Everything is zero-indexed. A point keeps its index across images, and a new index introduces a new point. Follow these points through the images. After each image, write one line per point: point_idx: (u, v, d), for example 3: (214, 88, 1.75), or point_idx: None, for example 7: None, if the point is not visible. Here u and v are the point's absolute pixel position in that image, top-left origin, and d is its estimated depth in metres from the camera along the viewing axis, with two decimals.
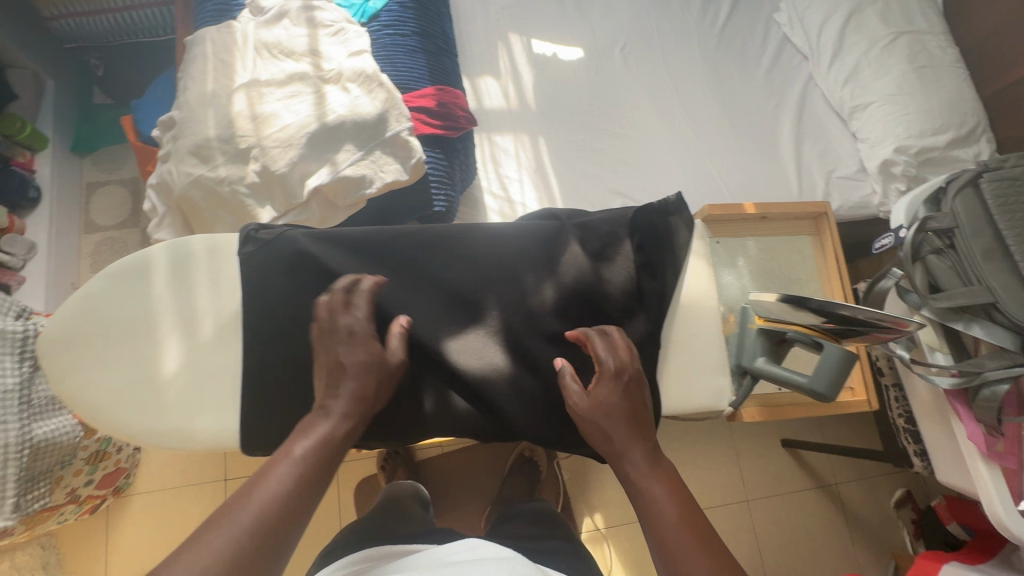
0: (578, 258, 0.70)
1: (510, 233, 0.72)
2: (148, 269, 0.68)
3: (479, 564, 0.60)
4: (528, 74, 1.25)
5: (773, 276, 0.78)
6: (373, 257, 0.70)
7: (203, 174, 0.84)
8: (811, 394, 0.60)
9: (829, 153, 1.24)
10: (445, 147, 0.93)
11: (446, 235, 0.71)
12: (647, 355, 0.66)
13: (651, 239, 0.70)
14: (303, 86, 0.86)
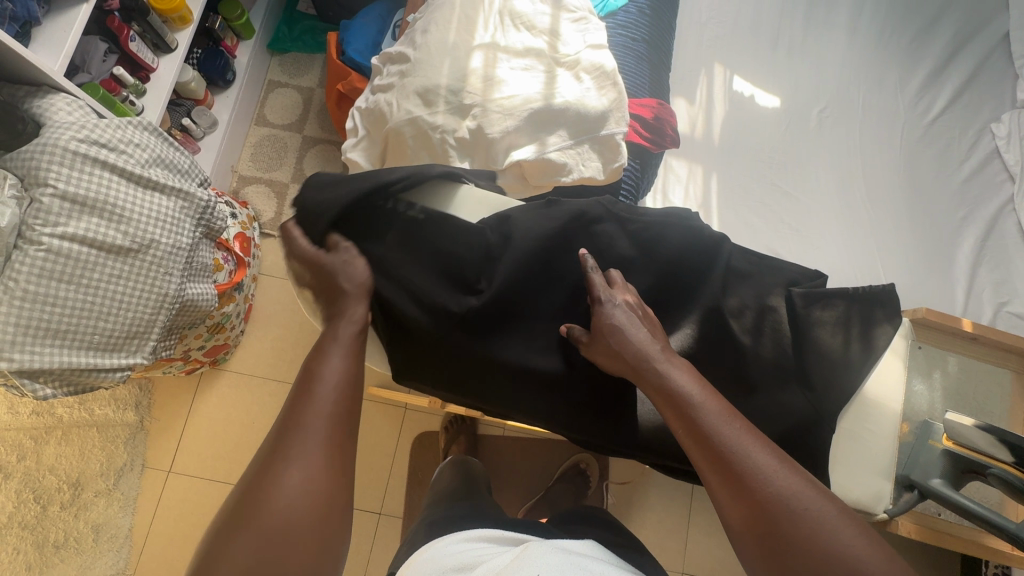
0: (769, 318, 0.70)
1: (723, 254, 0.71)
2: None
3: (598, 563, 0.58)
4: (720, 108, 1.23)
5: (964, 398, 0.76)
6: (585, 237, 0.73)
7: (422, 116, 0.88)
8: (1008, 537, 0.60)
9: (1007, 282, 1.17)
10: (643, 159, 0.94)
11: (657, 231, 0.72)
12: (808, 433, 0.67)
13: (847, 319, 0.70)
14: (537, 63, 0.89)
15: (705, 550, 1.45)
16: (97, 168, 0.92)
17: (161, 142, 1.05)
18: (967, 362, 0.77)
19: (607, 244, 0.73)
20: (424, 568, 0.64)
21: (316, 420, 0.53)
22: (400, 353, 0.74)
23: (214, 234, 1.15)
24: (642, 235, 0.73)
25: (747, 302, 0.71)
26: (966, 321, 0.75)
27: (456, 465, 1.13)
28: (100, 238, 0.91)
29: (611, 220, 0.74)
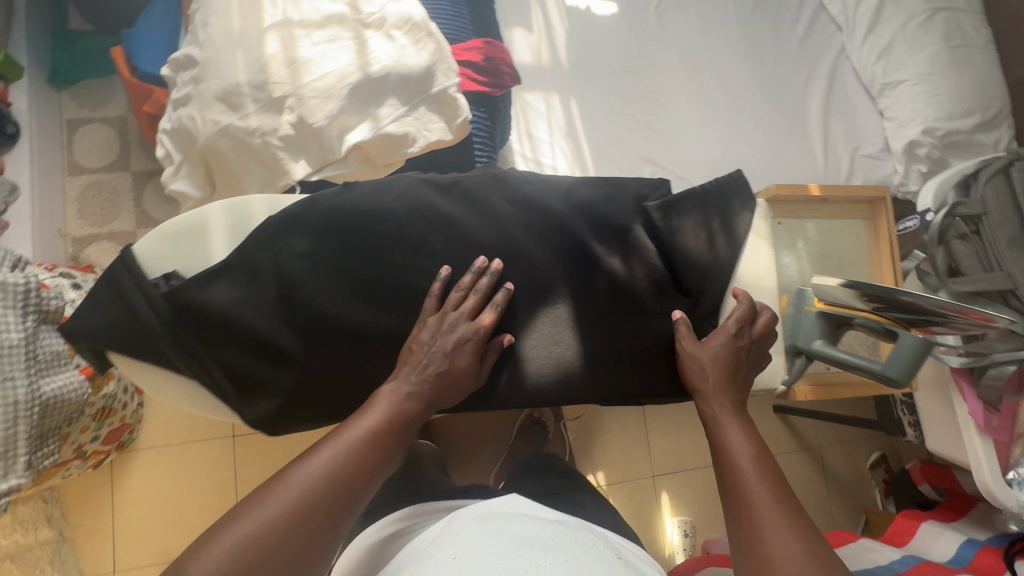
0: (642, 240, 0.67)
1: (581, 189, 0.67)
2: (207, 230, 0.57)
3: (526, 522, 0.56)
4: (561, 27, 1.18)
5: (830, 259, 0.80)
6: (420, 214, 0.61)
7: (232, 123, 0.78)
8: (884, 380, 0.63)
9: (854, 129, 1.24)
10: (489, 106, 0.88)
11: (511, 181, 0.65)
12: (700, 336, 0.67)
13: (711, 211, 0.69)
14: (341, 30, 0.79)
15: (665, 448, 1.55)
16: None
17: None
18: (823, 224, 0.81)
19: (453, 214, 0.62)
20: (374, 549, 0.64)
21: (299, 493, 0.45)
22: (265, 409, 0.55)
23: (54, 316, 0.99)
24: (475, 197, 0.64)
25: (610, 226, 0.67)
26: (812, 187, 0.79)
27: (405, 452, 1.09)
28: None
29: (436, 187, 0.63)
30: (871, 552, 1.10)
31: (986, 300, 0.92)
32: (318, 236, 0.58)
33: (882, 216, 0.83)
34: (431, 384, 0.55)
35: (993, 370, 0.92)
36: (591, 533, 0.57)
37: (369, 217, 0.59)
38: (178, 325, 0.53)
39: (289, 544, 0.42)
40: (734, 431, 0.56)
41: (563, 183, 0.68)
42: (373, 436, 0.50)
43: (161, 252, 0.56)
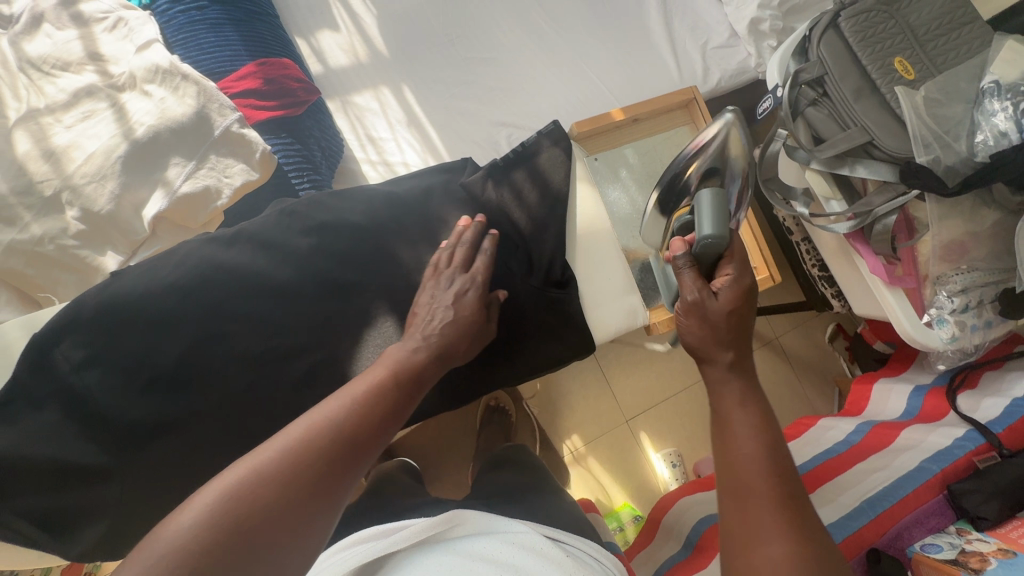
0: (461, 230, 0.65)
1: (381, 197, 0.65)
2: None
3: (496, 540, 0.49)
4: (368, 15, 1.11)
5: None
6: (205, 278, 0.57)
7: (12, 238, 0.70)
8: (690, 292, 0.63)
9: (699, 25, 1.20)
10: (292, 128, 0.82)
11: (303, 207, 0.62)
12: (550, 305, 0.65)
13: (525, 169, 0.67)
14: (96, 103, 0.73)
15: (631, 390, 1.53)
16: None
17: None
18: (642, 145, 0.77)
19: (243, 263, 0.58)
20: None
21: (319, 427, 0.41)
22: (95, 533, 0.53)
23: None
24: (265, 239, 0.60)
25: (421, 225, 0.65)
26: (615, 110, 0.74)
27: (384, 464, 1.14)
28: None
29: (221, 243, 0.59)
30: (830, 431, 1.09)
31: (853, 157, 0.90)
32: (96, 338, 0.54)
33: (699, 117, 0.78)
34: (437, 337, 0.52)
35: (880, 225, 0.90)
36: (539, 535, 0.49)
37: (151, 301, 0.55)
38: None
39: (289, 503, 0.36)
40: (734, 406, 0.49)
41: (363, 195, 0.65)
42: (387, 384, 0.46)
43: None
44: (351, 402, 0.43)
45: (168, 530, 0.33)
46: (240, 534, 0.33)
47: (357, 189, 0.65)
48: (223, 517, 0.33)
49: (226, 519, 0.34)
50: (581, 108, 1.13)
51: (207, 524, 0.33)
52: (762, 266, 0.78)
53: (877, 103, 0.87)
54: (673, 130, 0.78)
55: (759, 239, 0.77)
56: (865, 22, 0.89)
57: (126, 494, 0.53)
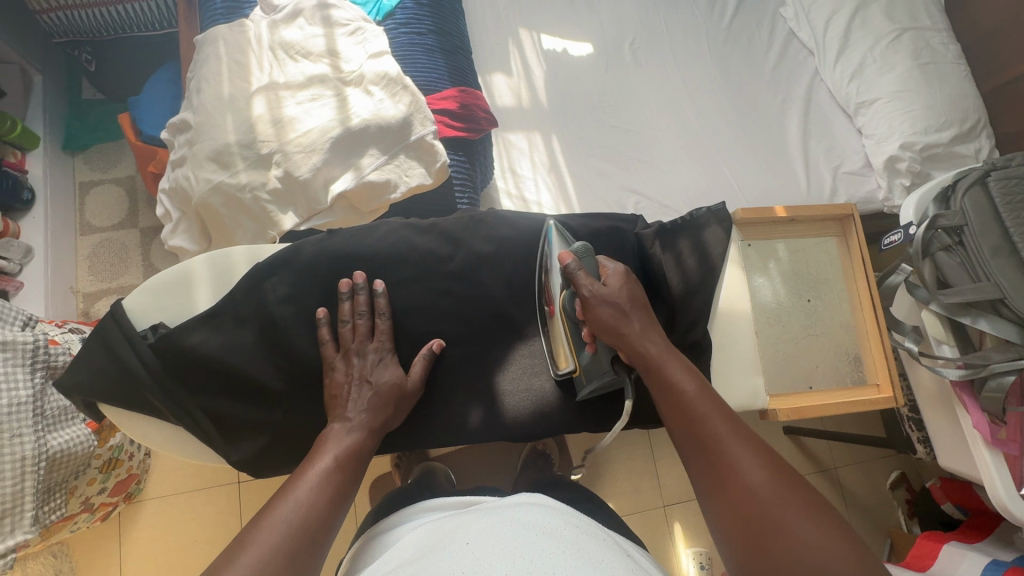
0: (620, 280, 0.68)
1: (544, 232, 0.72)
2: (193, 282, 0.68)
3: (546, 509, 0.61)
4: (540, 70, 1.24)
5: (805, 279, 0.81)
6: (399, 257, 0.71)
7: (223, 180, 0.82)
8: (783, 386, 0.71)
9: (834, 149, 1.26)
10: (467, 149, 0.92)
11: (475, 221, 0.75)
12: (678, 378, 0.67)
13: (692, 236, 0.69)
14: (323, 89, 0.85)
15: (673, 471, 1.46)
16: None
17: None
18: (794, 244, 0.81)
19: (430, 254, 0.72)
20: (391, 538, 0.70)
21: (314, 479, 0.55)
22: (253, 446, 0.67)
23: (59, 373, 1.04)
24: (452, 235, 0.73)
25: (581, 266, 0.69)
26: (779, 207, 0.77)
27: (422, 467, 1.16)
28: None
29: (418, 230, 0.73)
30: None
31: (977, 309, 0.91)
32: (299, 282, 0.68)
33: (851, 234, 0.82)
34: (368, 413, 0.63)
35: (992, 382, 0.88)
36: (588, 521, 0.62)
37: (348, 265, 0.70)
38: (172, 376, 0.64)
39: (305, 537, 0.50)
40: (674, 369, 0.59)
41: (542, 225, 0.73)
42: (356, 441, 0.60)
43: (149, 302, 0.67)
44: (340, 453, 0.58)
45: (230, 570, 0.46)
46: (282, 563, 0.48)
47: (539, 219, 0.73)
48: (266, 556, 0.47)
49: (273, 559, 0.47)
50: (708, 195, 1.19)
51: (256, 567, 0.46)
52: (886, 385, 0.78)
53: (1014, 265, 0.89)
54: (823, 238, 0.82)
55: (888, 359, 0.78)
56: (1014, 187, 0.93)
57: (284, 417, 0.67)
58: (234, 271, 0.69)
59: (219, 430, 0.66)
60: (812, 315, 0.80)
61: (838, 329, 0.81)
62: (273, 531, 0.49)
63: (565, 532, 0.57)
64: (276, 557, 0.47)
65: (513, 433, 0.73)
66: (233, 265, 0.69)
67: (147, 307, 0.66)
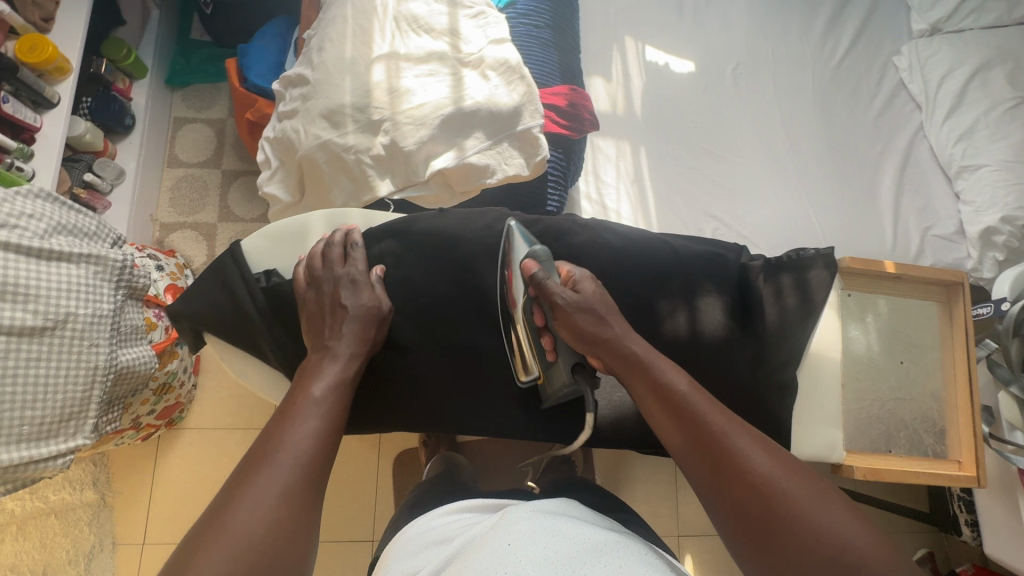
0: (716, 309, 0.66)
1: (642, 249, 0.67)
2: (308, 233, 0.78)
3: (579, 523, 0.61)
4: (639, 81, 1.23)
5: (900, 339, 0.79)
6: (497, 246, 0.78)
7: (332, 139, 0.84)
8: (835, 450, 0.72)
9: (927, 209, 1.22)
10: (566, 147, 0.93)
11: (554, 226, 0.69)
12: (760, 415, 0.65)
13: (789, 272, 0.68)
14: (441, 66, 0.86)
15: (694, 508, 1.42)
16: (24, 258, 0.89)
17: (59, 208, 0.99)
18: (894, 301, 0.79)
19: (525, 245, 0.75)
20: (421, 540, 0.72)
21: (309, 423, 0.56)
22: (344, 399, 0.75)
23: (139, 293, 1.09)
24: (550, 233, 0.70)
25: (676, 289, 0.66)
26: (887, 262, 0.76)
27: (445, 462, 1.19)
28: (12, 323, 0.86)
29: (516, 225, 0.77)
30: None
31: None
32: (408, 251, 0.77)
33: (955, 302, 0.79)
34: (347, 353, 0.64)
35: None
36: (633, 540, 0.61)
37: (452, 245, 0.77)
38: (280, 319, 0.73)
39: (306, 483, 0.52)
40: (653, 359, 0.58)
41: (649, 244, 0.68)
42: (338, 381, 0.61)
43: (266, 247, 0.77)
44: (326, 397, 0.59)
45: (236, 519, 0.47)
46: (293, 508, 0.50)
47: (646, 237, 0.68)
48: (273, 504, 0.49)
49: (281, 506, 0.49)
50: (789, 234, 1.17)
51: (264, 514, 0.48)
52: (969, 464, 0.75)
53: None
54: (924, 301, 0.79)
55: (977, 438, 0.76)
56: None
57: (376, 377, 0.74)
58: (347, 226, 0.79)
59: None
60: (902, 376, 0.79)
61: (925, 396, 0.80)
62: (275, 479, 0.50)
63: (606, 548, 0.56)
64: (281, 502, 0.49)
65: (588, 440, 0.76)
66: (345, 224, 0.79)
67: (266, 251, 0.76)
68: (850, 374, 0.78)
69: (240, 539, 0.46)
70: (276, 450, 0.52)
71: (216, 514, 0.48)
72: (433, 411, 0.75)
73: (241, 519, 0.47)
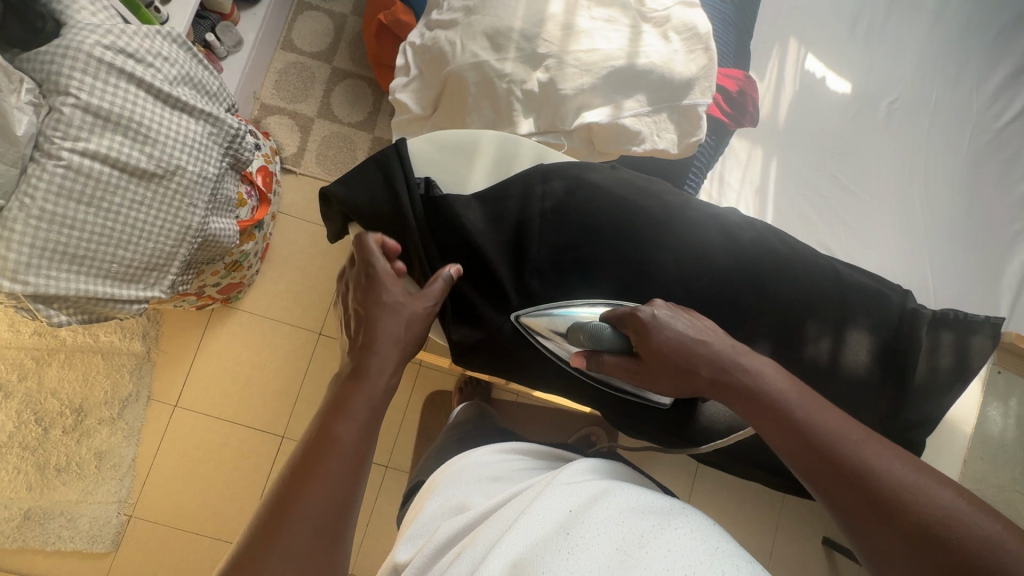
0: (862, 348, 0.67)
1: (808, 265, 0.68)
2: (476, 153, 0.75)
3: (628, 488, 0.54)
4: (790, 90, 1.16)
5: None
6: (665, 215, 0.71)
7: (489, 61, 0.79)
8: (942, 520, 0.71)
9: None
10: (718, 136, 0.88)
11: (723, 215, 0.70)
12: None
13: (951, 329, 0.66)
14: (621, 15, 0.81)
15: None
16: (147, 98, 0.87)
17: (189, 58, 0.96)
18: None
19: (688, 226, 0.71)
20: (466, 472, 0.69)
21: (364, 408, 0.59)
22: (472, 334, 0.73)
23: (240, 167, 1.08)
24: (722, 223, 0.70)
25: (828, 315, 0.67)
26: None
27: (478, 408, 1.14)
28: (124, 160, 0.84)
29: (689, 200, 0.73)
30: None
31: None
32: (570, 195, 0.72)
33: None
34: (400, 338, 0.65)
35: None
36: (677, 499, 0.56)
37: (617, 202, 0.71)
38: (429, 232, 0.71)
39: (358, 475, 0.55)
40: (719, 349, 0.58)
41: (815, 260, 0.69)
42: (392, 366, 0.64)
43: (431, 155, 0.75)
44: (380, 385, 0.62)
45: (299, 511, 0.50)
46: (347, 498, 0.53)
47: (814, 253, 0.69)
48: (331, 495, 0.52)
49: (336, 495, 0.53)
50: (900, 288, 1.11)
51: (323, 503, 0.52)
52: None
53: None
54: None
55: None
56: None
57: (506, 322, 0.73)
58: (516, 157, 0.76)
59: (451, 309, 0.74)
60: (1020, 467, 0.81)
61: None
62: (334, 472, 0.54)
63: (674, 512, 0.50)
64: (340, 491, 0.53)
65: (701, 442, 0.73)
66: (517, 152, 0.76)
67: (429, 160, 0.75)
68: (972, 446, 0.75)
69: (303, 530, 0.50)
70: (326, 441, 0.55)
71: (281, 501, 0.51)
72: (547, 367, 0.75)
73: (304, 509, 0.50)
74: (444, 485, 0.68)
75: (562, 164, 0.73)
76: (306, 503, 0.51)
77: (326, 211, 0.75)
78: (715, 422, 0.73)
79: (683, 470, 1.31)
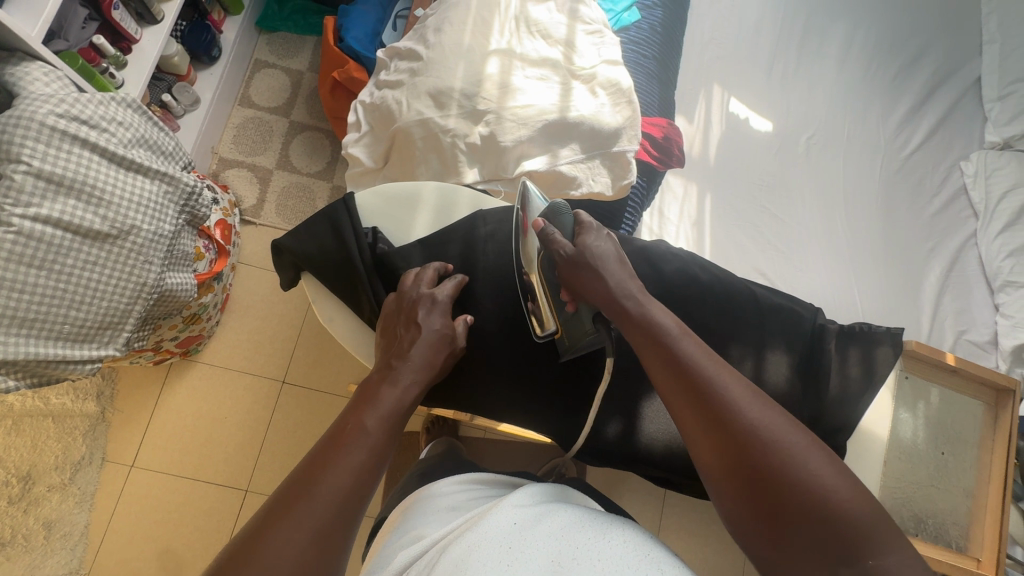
0: (782, 367, 0.73)
1: (727, 291, 0.76)
2: (419, 203, 0.82)
3: (568, 509, 0.56)
4: (717, 131, 1.27)
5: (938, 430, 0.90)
6: None
7: (433, 117, 0.85)
8: None
9: (966, 313, 1.25)
10: (650, 177, 0.96)
11: (651, 248, 0.77)
12: None
13: (852, 342, 0.76)
14: (552, 74, 0.89)
15: None
16: (102, 161, 0.89)
17: (145, 122, 0.99)
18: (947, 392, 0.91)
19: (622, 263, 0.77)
20: (423, 505, 0.70)
21: (373, 421, 0.56)
22: None
23: (198, 222, 1.10)
24: (650, 257, 0.77)
25: (748, 338, 0.74)
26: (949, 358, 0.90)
27: (446, 447, 1.16)
28: (77, 222, 0.86)
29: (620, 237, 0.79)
30: None
31: None
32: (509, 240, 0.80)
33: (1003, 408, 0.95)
34: (422, 353, 0.65)
35: None
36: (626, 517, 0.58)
37: None
38: (378, 276, 0.77)
39: (359, 492, 0.52)
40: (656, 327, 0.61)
41: (733, 287, 0.76)
42: (411, 385, 0.62)
43: (377, 207, 0.81)
44: (394, 400, 0.60)
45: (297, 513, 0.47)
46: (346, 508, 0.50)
47: (732, 279, 0.76)
48: (332, 501, 0.49)
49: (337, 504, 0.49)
50: (831, 306, 1.19)
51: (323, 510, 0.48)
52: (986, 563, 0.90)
53: None
54: (975, 401, 0.95)
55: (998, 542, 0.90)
56: None
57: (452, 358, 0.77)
58: (455, 206, 0.83)
59: None
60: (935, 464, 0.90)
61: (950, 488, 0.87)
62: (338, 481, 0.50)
63: (611, 528, 0.53)
64: (338, 504, 0.49)
65: (643, 461, 0.79)
66: (456, 201, 0.83)
67: (376, 211, 0.81)
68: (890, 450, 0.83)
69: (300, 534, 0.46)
70: (328, 449, 0.53)
71: (281, 504, 0.48)
72: (495, 399, 0.78)
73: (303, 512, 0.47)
74: (400, 520, 0.68)
75: (498, 211, 0.81)
76: (303, 507, 0.48)
77: (278, 262, 0.78)
78: (654, 440, 0.79)
79: (649, 494, 1.34)
